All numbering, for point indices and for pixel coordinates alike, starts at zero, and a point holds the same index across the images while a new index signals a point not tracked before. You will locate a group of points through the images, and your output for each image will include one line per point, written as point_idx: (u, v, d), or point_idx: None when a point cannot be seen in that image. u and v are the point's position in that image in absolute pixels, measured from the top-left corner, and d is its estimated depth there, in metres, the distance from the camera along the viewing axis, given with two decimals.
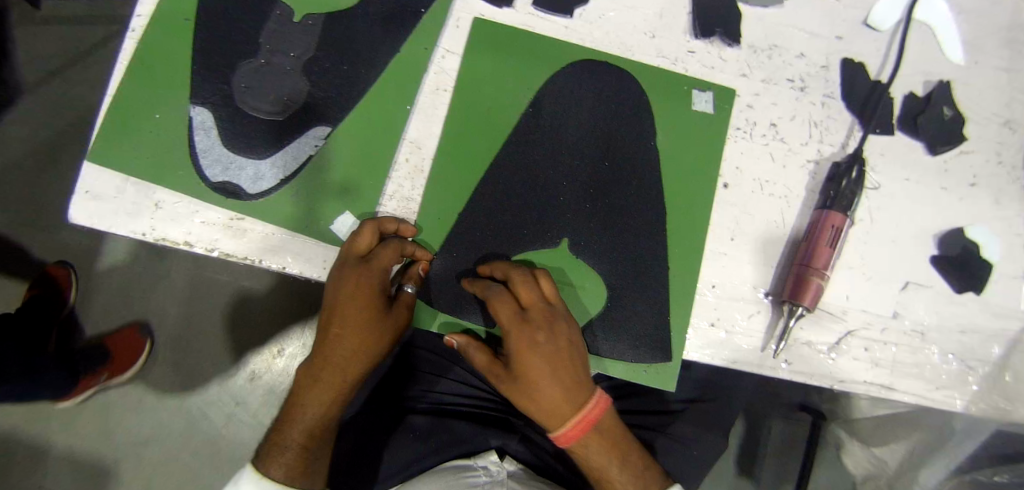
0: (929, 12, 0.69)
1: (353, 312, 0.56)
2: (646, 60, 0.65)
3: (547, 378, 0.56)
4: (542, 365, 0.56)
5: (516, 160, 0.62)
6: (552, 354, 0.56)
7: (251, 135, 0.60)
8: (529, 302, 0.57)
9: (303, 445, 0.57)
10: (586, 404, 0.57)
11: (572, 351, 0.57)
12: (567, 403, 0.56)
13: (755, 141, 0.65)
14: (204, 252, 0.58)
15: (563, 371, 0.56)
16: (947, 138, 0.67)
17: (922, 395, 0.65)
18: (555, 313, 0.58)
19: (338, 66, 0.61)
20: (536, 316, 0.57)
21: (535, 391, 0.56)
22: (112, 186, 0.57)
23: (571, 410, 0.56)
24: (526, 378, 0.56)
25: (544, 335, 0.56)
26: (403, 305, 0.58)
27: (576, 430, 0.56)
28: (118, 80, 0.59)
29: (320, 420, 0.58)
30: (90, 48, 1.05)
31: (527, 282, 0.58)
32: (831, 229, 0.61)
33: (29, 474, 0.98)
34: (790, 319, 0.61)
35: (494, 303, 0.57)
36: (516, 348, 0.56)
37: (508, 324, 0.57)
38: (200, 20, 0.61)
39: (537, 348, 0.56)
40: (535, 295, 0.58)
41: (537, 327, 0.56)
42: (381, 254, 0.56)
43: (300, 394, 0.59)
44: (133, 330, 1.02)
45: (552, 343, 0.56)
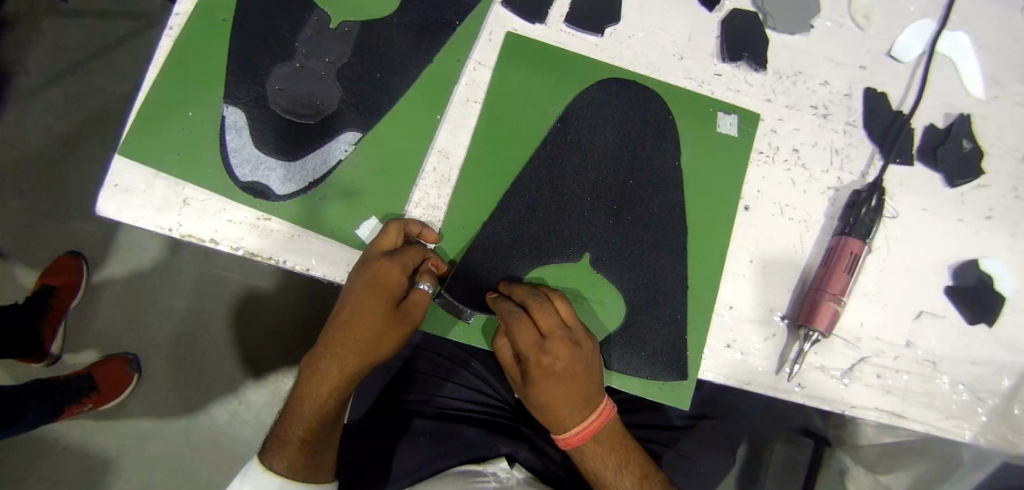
0: (953, 46, 0.70)
1: (358, 310, 0.56)
2: (673, 81, 0.66)
3: (555, 399, 0.57)
4: (553, 386, 0.57)
5: (541, 174, 0.62)
6: (565, 377, 0.56)
7: (282, 137, 0.61)
8: (551, 331, 0.56)
9: (302, 440, 0.59)
10: (586, 419, 0.58)
11: (585, 373, 0.57)
12: (570, 420, 0.58)
13: (776, 165, 0.66)
14: (229, 251, 0.59)
15: (574, 393, 0.57)
16: (966, 171, 0.68)
17: (931, 424, 0.66)
18: (575, 340, 0.57)
19: (371, 73, 0.62)
20: (554, 344, 0.56)
21: (546, 406, 0.58)
22: (142, 181, 0.58)
23: (572, 424, 0.58)
24: (538, 397, 0.58)
25: (560, 361, 0.56)
26: (415, 304, 0.57)
27: (575, 442, 0.59)
28: (154, 77, 0.60)
29: (318, 417, 0.59)
30: (116, 41, 1.06)
31: (544, 309, 0.56)
32: (849, 256, 0.61)
33: (33, 460, 0.99)
34: (806, 342, 0.61)
35: (512, 329, 0.56)
36: (534, 371, 0.57)
37: (526, 350, 0.56)
38: (237, 22, 0.62)
39: (551, 374, 0.56)
40: (555, 321, 0.56)
41: (555, 356, 0.56)
42: (405, 254, 0.57)
43: (302, 386, 0.59)
44: (122, 364, 1.00)
45: (568, 369, 0.56)
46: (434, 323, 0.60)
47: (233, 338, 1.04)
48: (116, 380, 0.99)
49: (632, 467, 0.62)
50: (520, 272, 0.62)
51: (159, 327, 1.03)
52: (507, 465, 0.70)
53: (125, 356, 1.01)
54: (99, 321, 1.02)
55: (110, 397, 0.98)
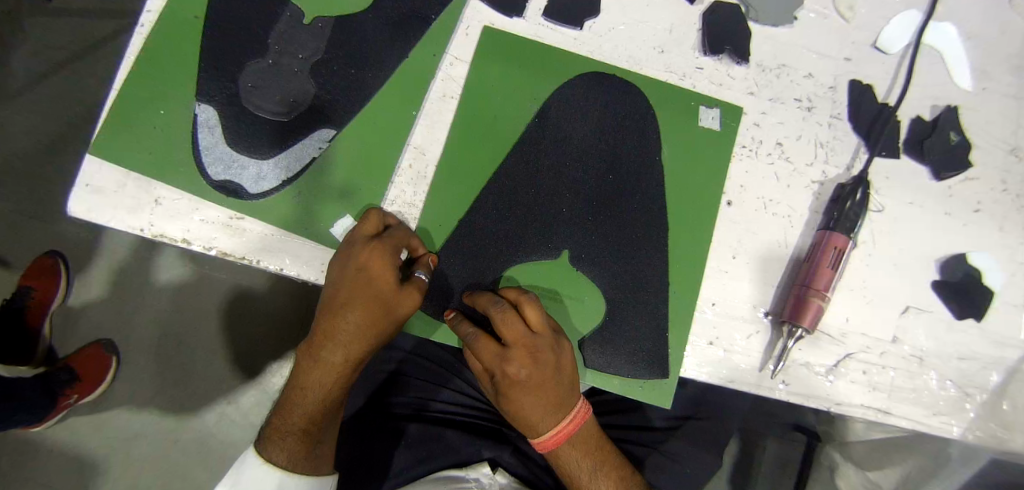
0: (939, 37, 0.69)
1: (358, 295, 0.56)
2: (655, 75, 0.65)
3: (523, 403, 0.58)
4: (522, 393, 0.57)
5: (519, 170, 0.62)
6: (533, 384, 0.57)
7: (256, 135, 0.60)
8: (515, 338, 0.56)
9: (303, 429, 0.58)
10: (560, 424, 0.59)
11: (553, 378, 0.57)
12: (541, 425, 0.59)
13: (760, 159, 0.65)
14: (202, 251, 0.58)
15: (543, 396, 0.57)
16: (952, 164, 0.67)
17: (919, 420, 0.65)
18: (540, 346, 0.56)
19: (345, 69, 0.61)
20: (517, 353, 0.56)
21: (515, 409, 0.59)
22: (113, 180, 0.57)
23: (543, 430, 0.59)
24: (507, 400, 0.58)
25: (524, 370, 0.57)
26: (416, 287, 0.57)
27: (548, 447, 0.60)
28: (124, 74, 0.59)
29: (319, 405, 0.58)
30: (98, 40, 1.05)
31: (508, 318, 0.56)
32: (832, 251, 0.60)
33: (19, 464, 0.98)
34: (789, 339, 0.60)
35: (475, 345, 0.57)
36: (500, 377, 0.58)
37: (490, 361, 0.57)
38: (209, 17, 0.61)
39: (518, 378, 0.57)
40: (520, 328, 0.56)
41: (517, 364, 0.56)
42: (389, 240, 0.56)
43: (301, 376, 0.58)
44: (98, 348, 0.99)
45: (534, 376, 0.57)
46: (415, 323, 0.60)
47: (219, 339, 1.03)
48: (96, 368, 0.98)
49: (610, 468, 0.62)
50: (498, 269, 0.61)
51: (144, 328, 1.02)
52: (489, 470, 0.71)
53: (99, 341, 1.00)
54: (84, 322, 1.02)
55: (94, 385, 0.97)
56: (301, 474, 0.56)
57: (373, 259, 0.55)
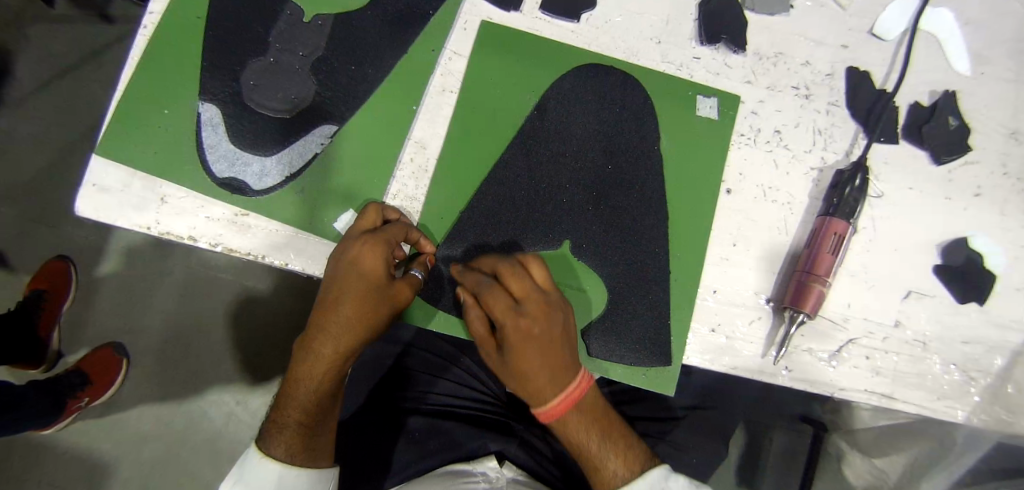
0: (936, 22, 0.69)
1: (347, 288, 0.55)
2: (651, 66, 0.65)
3: (532, 364, 0.53)
4: (535, 351, 0.53)
5: (519, 163, 0.62)
6: (545, 341, 0.53)
7: (259, 132, 0.61)
8: (524, 293, 0.54)
9: (300, 423, 0.57)
10: (571, 388, 0.54)
11: (563, 336, 0.55)
12: (553, 389, 0.54)
13: (758, 147, 0.65)
14: (208, 247, 0.59)
15: (555, 356, 0.54)
16: (952, 148, 0.67)
17: (922, 404, 0.65)
18: (551, 302, 0.55)
19: (346, 66, 0.62)
20: (532, 306, 0.54)
21: (524, 372, 0.53)
22: (120, 180, 0.58)
23: (556, 394, 0.54)
24: (516, 362, 0.53)
25: (538, 323, 0.53)
26: (407, 283, 0.57)
27: (559, 412, 0.54)
28: (129, 75, 0.60)
29: (314, 397, 0.57)
30: (101, 46, 1.06)
31: (516, 272, 0.55)
32: (833, 237, 0.60)
33: (31, 466, 0.99)
34: (791, 325, 0.60)
35: (486, 297, 0.54)
36: (510, 336, 0.53)
37: (502, 313, 0.53)
38: (210, 18, 0.62)
39: (530, 336, 0.53)
40: (530, 285, 0.55)
41: (532, 317, 0.53)
42: (389, 230, 0.56)
43: (295, 369, 0.57)
44: (109, 351, 1.01)
45: (545, 331, 0.53)
46: (418, 313, 0.61)
47: (226, 339, 1.04)
48: (107, 370, 0.99)
49: (617, 437, 0.58)
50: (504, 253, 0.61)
51: (151, 329, 1.03)
52: (496, 464, 0.69)
53: (110, 343, 1.02)
54: (93, 325, 1.03)
55: (104, 387, 0.98)
56: (302, 467, 0.57)
57: (364, 252, 0.54)
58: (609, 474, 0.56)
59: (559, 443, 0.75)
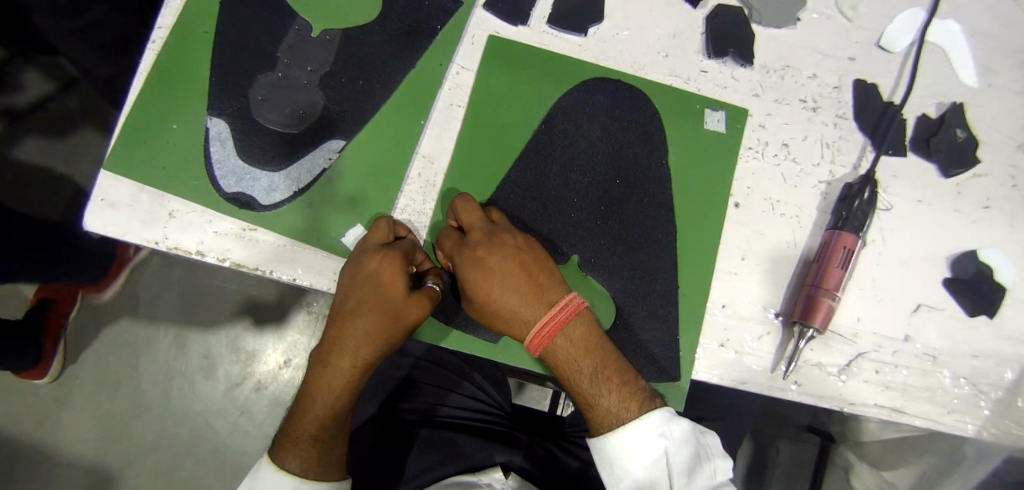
0: (943, 35, 0.69)
1: (364, 300, 0.55)
2: (658, 79, 0.65)
3: (493, 293, 0.56)
4: (490, 279, 0.56)
5: (526, 177, 0.62)
6: (497, 264, 0.56)
7: (267, 148, 0.61)
8: (471, 224, 0.58)
9: (314, 436, 0.56)
10: (545, 315, 0.55)
11: (517, 260, 0.56)
12: (524, 315, 0.56)
13: (766, 160, 0.65)
14: (215, 262, 0.59)
15: (513, 280, 0.56)
16: (961, 161, 0.67)
17: (932, 419, 0.64)
18: (499, 228, 0.58)
19: (354, 81, 0.62)
20: (478, 234, 0.57)
21: (489, 302, 0.56)
22: (127, 195, 0.58)
23: (530, 320, 0.56)
24: (478, 293, 0.56)
25: (485, 249, 0.56)
26: (425, 296, 0.56)
27: (543, 342, 0.55)
28: (137, 90, 0.60)
29: (332, 409, 0.56)
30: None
31: (466, 207, 0.58)
32: (842, 250, 0.60)
33: (36, 476, 0.99)
34: (801, 340, 0.60)
35: (442, 241, 0.59)
36: (464, 270, 0.56)
37: (454, 253, 0.57)
38: (219, 33, 0.62)
39: (480, 263, 0.56)
40: (477, 217, 0.58)
41: (477, 245, 0.56)
42: (402, 244, 0.57)
43: (311, 383, 0.57)
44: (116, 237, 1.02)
45: (493, 254, 0.56)
46: (428, 330, 0.60)
47: (233, 348, 1.05)
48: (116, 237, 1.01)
49: (611, 372, 0.57)
50: None
51: (157, 340, 1.03)
52: (501, 475, 0.69)
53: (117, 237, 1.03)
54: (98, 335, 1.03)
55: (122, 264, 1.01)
56: (314, 479, 0.56)
57: (383, 266, 0.55)
58: (604, 409, 0.56)
59: (568, 457, 0.74)
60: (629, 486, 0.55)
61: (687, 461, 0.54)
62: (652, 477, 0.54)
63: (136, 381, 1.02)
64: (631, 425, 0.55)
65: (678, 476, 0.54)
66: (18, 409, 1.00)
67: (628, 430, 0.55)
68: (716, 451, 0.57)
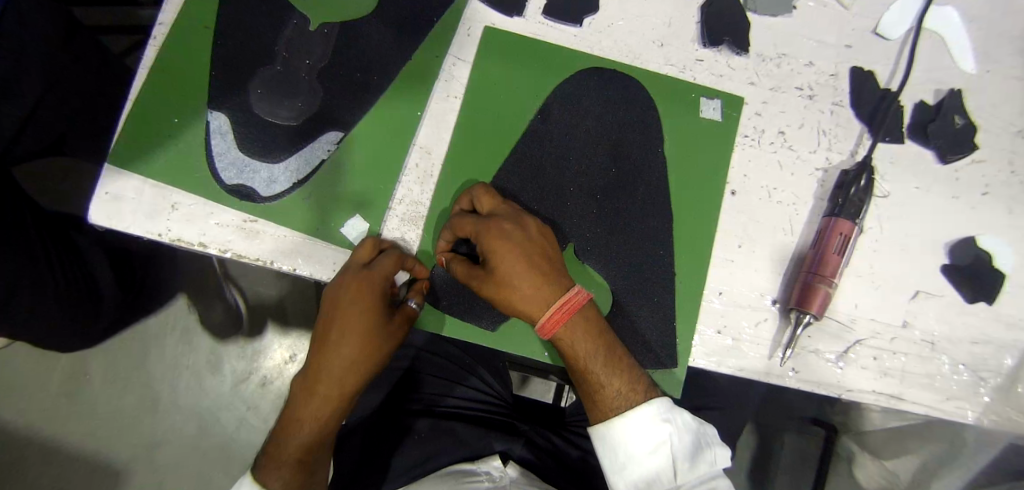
0: (940, 21, 0.69)
1: (347, 323, 0.56)
2: (654, 68, 0.65)
3: (516, 267, 0.54)
4: (512, 253, 0.54)
5: (523, 166, 0.63)
6: (521, 241, 0.55)
7: (267, 140, 0.62)
8: (494, 208, 0.58)
9: (299, 459, 0.57)
10: (569, 293, 0.55)
11: (541, 241, 0.56)
12: (548, 291, 0.54)
13: (762, 148, 0.65)
14: (217, 253, 0.60)
15: (537, 257, 0.55)
16: (960, 147, 0.67)
17: (931, 405, 0.64)
18: (521, 212, 0.58)
19: (352, 74, 0.63)
20: (502, 215, 0.57)
21: (512, 276, 0.54)
22: (130, 188, 0.59)
23: (552, 298, 0.54)
24: (502, 266, 0.54)
25: (510, 225, 0.56)
26: (404, 313, 0.58)
27: (562, 319, 0.54)
28: (139, 85, 0.61)
29: (316, 433, 0.57)
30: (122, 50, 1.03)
31: (489, 191, 0.59)
32: (839, 237, 0.60)
33: (46, 469, 1.00)
34: (798, 326, 0.60)
35: (460, 220, 0.57)
36: (490, 243, 0.55)
37: (473, 229, 0.56)
38: (219, 28, 0.63)
39: (507, 236, 0.55)
40: (498, 202, 0.58)
41: (502, 220, 0.56)
42: (381, 263, 0.57)
43: (296, 408, 0.58)
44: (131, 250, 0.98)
45: (518, 231, 0.56)
46: (427, 319, 0.61)
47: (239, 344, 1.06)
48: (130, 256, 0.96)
49: (619, 356, 0.57)
50: None
51: (164, 338, 1.05)
52: (500, 463, 0.68)
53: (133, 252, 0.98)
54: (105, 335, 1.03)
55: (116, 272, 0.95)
56: None
57: (364, 291, 0.56)
58: (607, 392, 0.56)
59: (568, 444, 0.75)
60: (634, 474, 0.55)
61: (689, 447, 0.55)
62: (656, 467, 0.55)
63: (144, 378, 1.04)
64: (638, 409, 0.55)
65: (681, 461, 0.55)
66: (29, 405, 1.01)
67: (633, 415, 0.55)
68: (716, 440, 0.58)
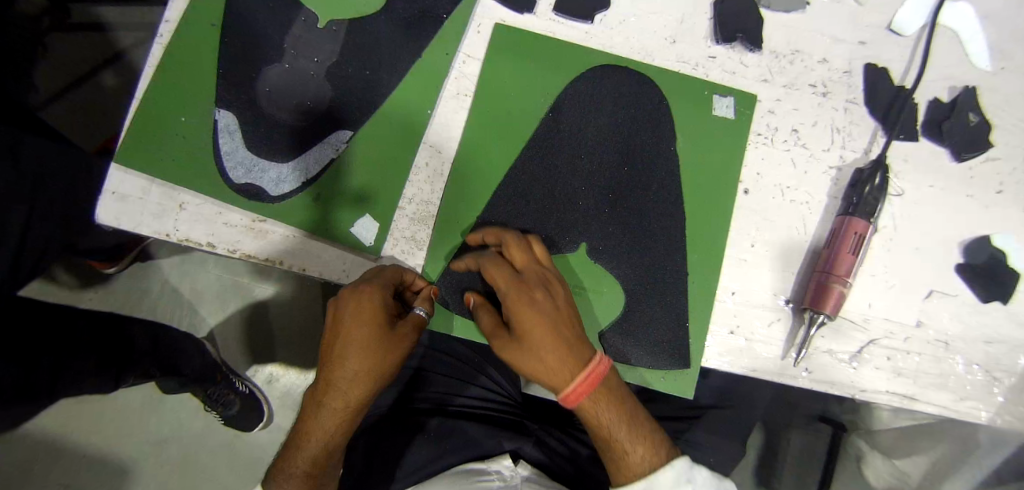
0: (956, 17, 0.68)
1: (351, 342, 0.55)
2: (667, 65, 0.65)
3: (543, 338, 0.52)
4: (543, 325, 0.52)
5: (533, 166, 0.62)
6: (549, 308, 0.53)
7: (275, 138, 0.61)
8: (523, 264, 0.56)
9: (308, 473, 0.57)
10: (594, 365, 0.52)
11: (568, 308, 0.55)
12: (575, 364, 0.52)
13: (775, 146, 0.65)
14: (226, 254, 0.59)
15: (566, 326, 0.53)
16: (974, 145, 0.66)
17: (944, 405, 0.64)
18: (550, 274, 0.56)
19: (361, 71, 0.62)
20: (532, 276, 0.55)
21: (537, 348, 0.52)
22: (138, 188, 0.58)
23: (576, 371, 0.51)
24: (528, 336, 0.52)
25: (540, 291, 0.54)
26: (408, 325, 0.56)
27: (585, 393, 0.52)
28: (146, 84, 0.60)
29: (324, 448, 0.57)
30: (127, 46, 1.02)
31: (519, 244, 0.57)
32: (853, 236, 0.60)
33: (51, 469, 1.00)
34: (812, 327, 0.60)
35: (487, 269, 0.56)
36: (516, 310, 0.52)
37: (504, 287, 0.54)
38: (225, 25, 0.62)
39: (536, 303, 0.53)
40: (529, 258, 0.56)
41: (533, 285, 0.54)
42: (383, 274, 0.56)
43: (305, 422, 0.57)
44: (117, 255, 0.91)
45: (548, 299, 0.54)
46: (437, 319, 0.61)
47: (243, 344, 1.05)
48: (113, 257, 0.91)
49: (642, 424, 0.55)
50: None
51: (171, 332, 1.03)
52: (511, 463, 0.68)
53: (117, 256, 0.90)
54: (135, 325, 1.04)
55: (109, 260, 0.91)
56: None
57: (365, 300, 0.54)
58: (631, 459, 0.53)
59: (575, 441, 0.75)
60: None
61: None
62: None
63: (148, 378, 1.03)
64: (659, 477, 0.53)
65: None
66: None
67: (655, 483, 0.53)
68: None
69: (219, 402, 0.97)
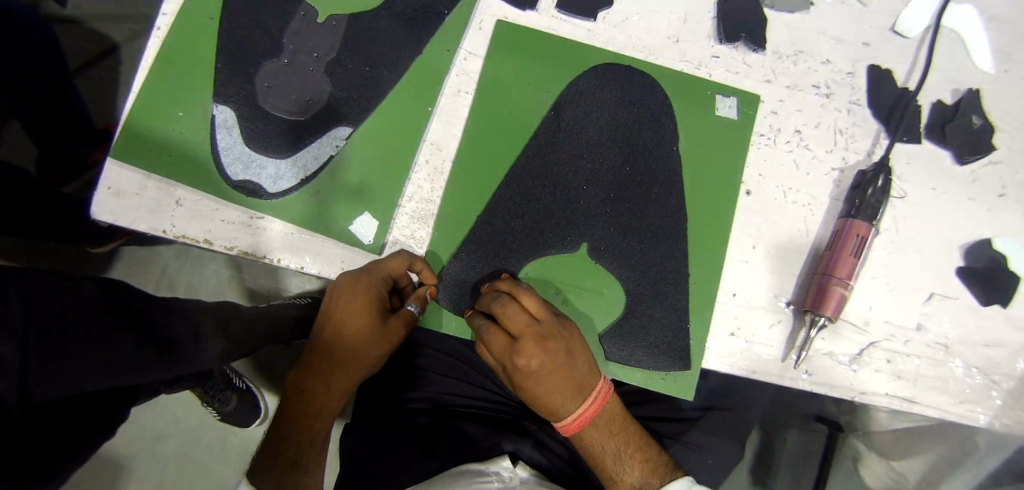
0: (959, 19, 0.68)
1: (337, 344, 0.60)
2: (670, 65, 0.64)
3: (544, 394, 0.57)
4: (540, 385, 0.56)
5: (534, 165, 0.62)
6: (546, 372, 0.55)
7: (273, 134, 0.60)
8: (519, 330, 0.55)
9: (292, 457, 0.61)
10: (582, 408, 0.57)
11: (567, 364, 0.56)
12: (570, 406, 0.57)
13: (778, 147, 0.64)
14: (223, 251, 0.58)
15: (564, 382, 0.56)
16: (976, 148, 0.66)
17: (944, 409, 0.64)
18: (546, 331, 0.55)
19: (361, 67, 0.62)
20: (527, 345, 0.55)
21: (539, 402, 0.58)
22: (134, 183, 0.57)
23: (570, 413, 0.57)
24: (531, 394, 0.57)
25: (535, 361, 0.55)
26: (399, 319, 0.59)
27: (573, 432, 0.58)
28: (142, 78, 0.59)
29: (304, 432, 0.61)
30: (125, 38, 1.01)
31: (508, 313, 0.55)
32: (856, 238, 0.59)
33: None
34: (813, 328, 0.59)
35: (486, 339, 0.56)
36: (517, 375, 0.56)
37: (502, 355, 0.56)
38: (223, 19, 0.61)
39: (534, 371, 0.55)
40: (524, 320, 0.55)
41: (529, 357, 0.55)
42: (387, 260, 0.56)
43: (291, 407, 0.62)
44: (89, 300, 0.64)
45: (546, 364, 0.55)
46: (432, 317, 0.60)
47: None
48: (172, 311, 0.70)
49: (634, 446, 0.60)
50: (526, 256, 0.61)
51: None
52: (510, 464, 0.65)
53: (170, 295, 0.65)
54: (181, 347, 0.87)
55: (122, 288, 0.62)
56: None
57: (357, 287, 0.56)
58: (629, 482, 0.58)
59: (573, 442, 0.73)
60: None
61: None
62: None
63: None
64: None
65: None
66: None
67: None
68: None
69: (217, 398, 0.96)
